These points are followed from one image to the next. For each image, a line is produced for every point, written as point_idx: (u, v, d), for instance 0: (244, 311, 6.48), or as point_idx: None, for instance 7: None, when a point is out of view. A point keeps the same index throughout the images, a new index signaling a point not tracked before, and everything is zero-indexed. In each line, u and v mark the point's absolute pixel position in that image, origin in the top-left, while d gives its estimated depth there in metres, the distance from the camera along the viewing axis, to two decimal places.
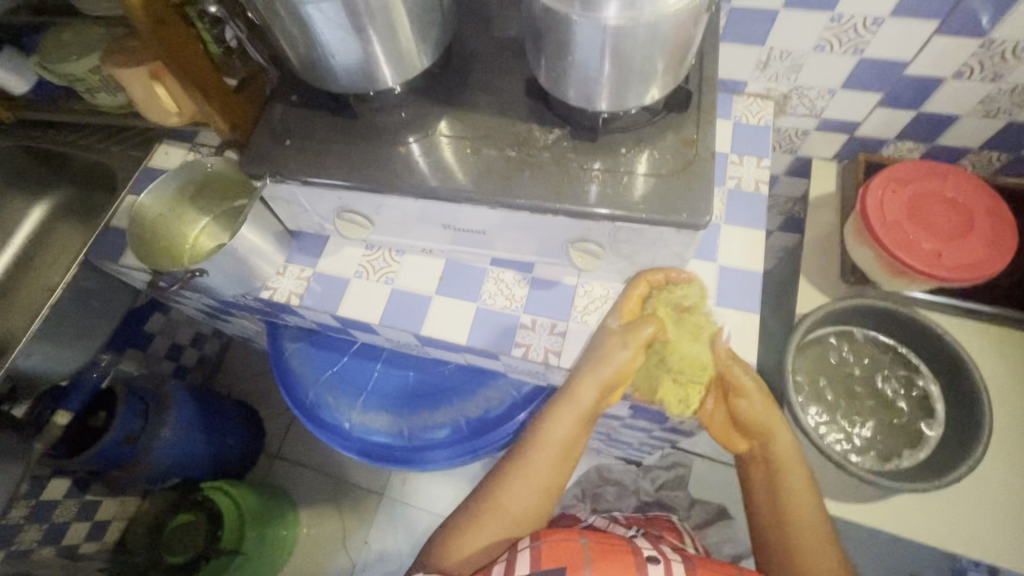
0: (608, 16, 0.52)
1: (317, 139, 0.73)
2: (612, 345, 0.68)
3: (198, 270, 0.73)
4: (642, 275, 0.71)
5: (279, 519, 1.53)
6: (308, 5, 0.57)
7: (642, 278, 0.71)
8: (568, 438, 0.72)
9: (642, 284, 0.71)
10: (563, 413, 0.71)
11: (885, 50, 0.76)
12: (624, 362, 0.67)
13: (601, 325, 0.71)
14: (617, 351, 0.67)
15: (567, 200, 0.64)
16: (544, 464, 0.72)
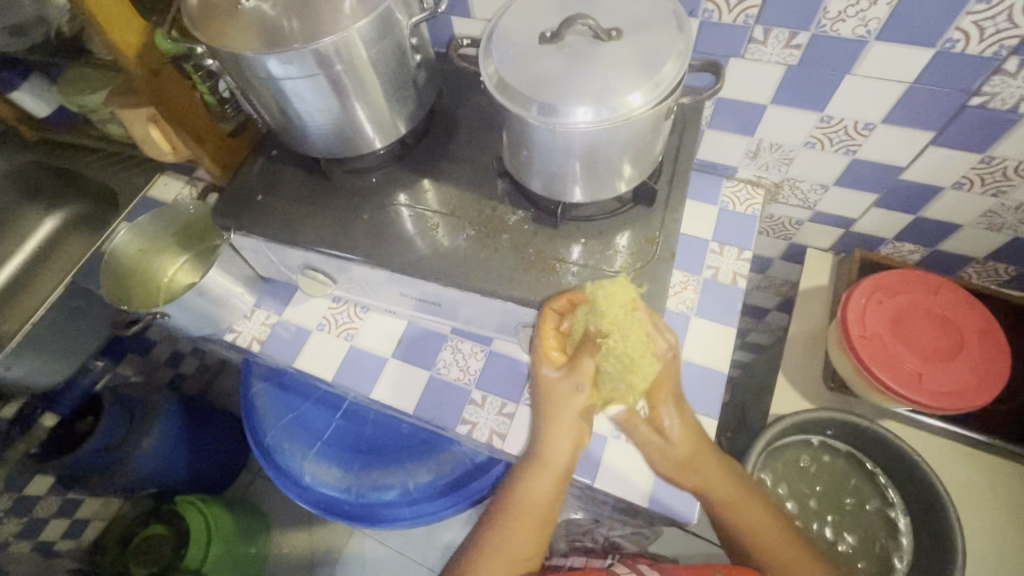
0: (561, 121, 0.52)
1: (290, 197, 0.74)
2: (562, 392, 0.59)
3: (161, 312, 0.74)
4: (548, 307, 0.60)
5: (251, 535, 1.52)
6: (280, 80, 0.59)
7: (545, 307, 0.60)
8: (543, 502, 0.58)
9: (552, 315, 0.60)
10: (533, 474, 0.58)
11: (878, 153, 0.72)
12: (580, 405, 0.58)
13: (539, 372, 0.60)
14: (573, 396, 0.58)
15: (522, 288, 0.63)
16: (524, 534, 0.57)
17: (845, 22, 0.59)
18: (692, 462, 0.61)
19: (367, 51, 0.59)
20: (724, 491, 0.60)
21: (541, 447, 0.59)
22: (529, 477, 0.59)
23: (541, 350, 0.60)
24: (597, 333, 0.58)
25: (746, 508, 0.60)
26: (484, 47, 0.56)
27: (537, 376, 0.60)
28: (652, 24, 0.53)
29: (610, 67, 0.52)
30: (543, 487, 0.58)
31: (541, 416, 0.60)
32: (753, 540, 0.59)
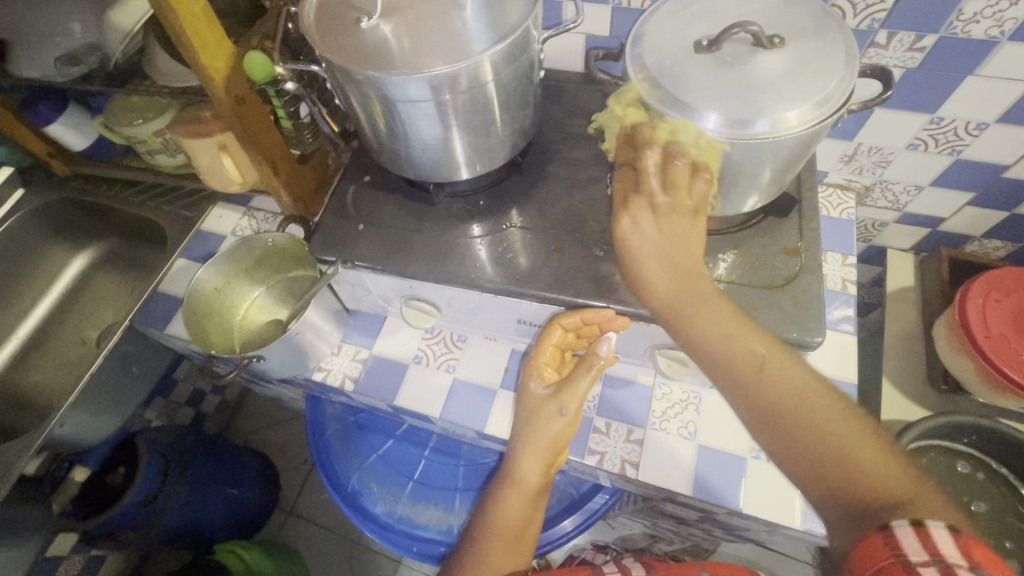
0: (722, 132, 0.49)
1: (390, 225, 0.70)
2: (542, 410, 0.65)
3: (256, 355, 0.68)
4: (556, 319, 0.63)
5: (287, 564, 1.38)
6: (402, 103, 0.55)
7: (555, 322, 0.63)
8: (518, 518, 0.63)
9: (557, 329, 0.63)
10: (505, 493, 0.64)
11: (986, 153, 0.72)
12: (563, 428, 0.64)
13: (526, 387, 0.67)
14: (554, 417, 0.64)
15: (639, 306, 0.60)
16: (495, 549, 0.61)
17: (978, 24, 0.58)
18: (702, 298, 0.50)
19: (498, 68, 0.56)
20: (736, 329, 0.49)
21: (517, 468, 0.64)
22: (504, 501, 0.64)
23: (535, 367, 0.66)
24: (598, 357, 0.61)
25: (761, 347, 0.48)
26: (629, 57, 0.54)
27: (526, 391, 0.67)
28: (809, 32, 0.52)
29: (773, 78, 0.50)
30: (516, 507, 0.63)
31: (522, 435, 0.65)
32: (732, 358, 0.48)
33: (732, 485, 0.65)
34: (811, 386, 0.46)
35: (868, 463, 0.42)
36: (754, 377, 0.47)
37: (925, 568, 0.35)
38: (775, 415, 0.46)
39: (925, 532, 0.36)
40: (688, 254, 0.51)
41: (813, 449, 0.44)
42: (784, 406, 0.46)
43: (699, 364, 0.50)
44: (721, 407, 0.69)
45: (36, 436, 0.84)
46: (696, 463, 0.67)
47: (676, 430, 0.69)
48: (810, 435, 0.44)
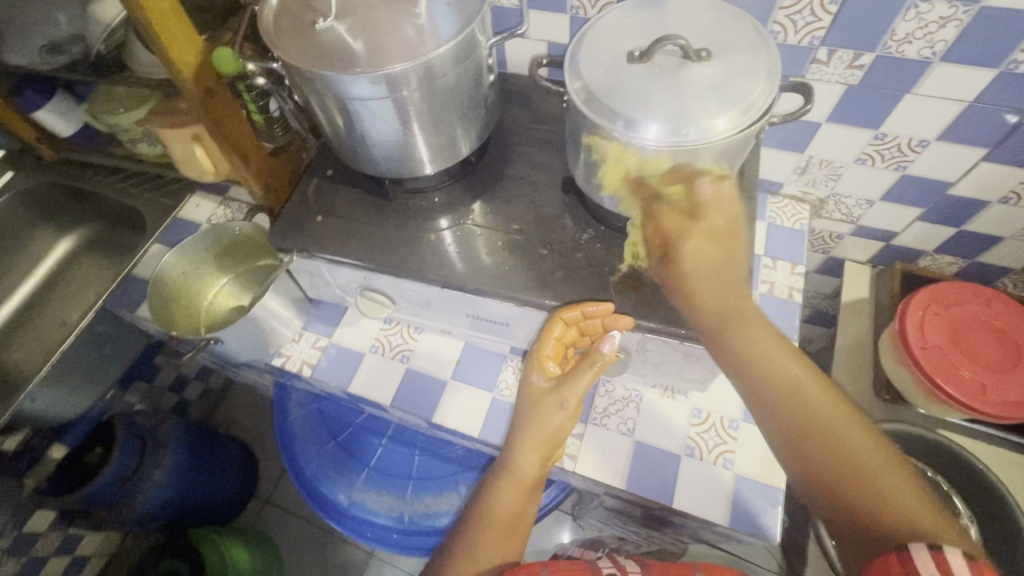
0: (650, 139, 0.52)
1: (349, 218, 0.72)
2: (546, 404, 0.65)
3: (213, 338, 0.71)
4: (557, 313, 0.63)
5: (259, 540, 1.43)
6: (356, 101, 0.58)
7: (555, 315, 0.63)
8: (513, 507, 0.62)
9: (558, 323, 0.63)
10: (502, 482, 0.64)
11: (930, 170, 0.74)
12: (564, 420, 0.65)
13: (529, 379, 0.68)
14: (555, 410, 0.65)
15: (581, 296, 0.63)
16: (490, 540, 0.59)
17: (911, 44, 0.61)
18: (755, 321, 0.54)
19: (446, 71, 0.58)
20: (777, 356, 0.52)
21: (515, 459, 0.65)
22: (497, 492, 0.63)
23: (538, 360, 0.66)
24: (601, 355, 0.62)
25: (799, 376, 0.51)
26: (569, 65, 0.56)
27: (530, 384, 0.67)
28: (739, 46, 0.54)
29: (700, 87, 0.52)
30: (511, 498, 0.63)
31: (522, 427, 0.66)
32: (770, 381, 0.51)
33: (663, 481, 0.67)
34: (846, 416, 0.49)
35: (892, 494, 0.44)
36: (790, 403, 0.50)
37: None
38: (808, 438, 0.49)
39: (940, 557, 0.38)
40: (733, 279, 0.54)
41: (836, 475, 0.46)
42: (818, 433, 0.48)
43: (741, 385, 0.53)
44: (660, 405, 0.71)
45: (3, 412, 0.88)
46: (631, 458, 0.69)
47: (615, 426, 0.71)
48: (835, 463, 0.47)
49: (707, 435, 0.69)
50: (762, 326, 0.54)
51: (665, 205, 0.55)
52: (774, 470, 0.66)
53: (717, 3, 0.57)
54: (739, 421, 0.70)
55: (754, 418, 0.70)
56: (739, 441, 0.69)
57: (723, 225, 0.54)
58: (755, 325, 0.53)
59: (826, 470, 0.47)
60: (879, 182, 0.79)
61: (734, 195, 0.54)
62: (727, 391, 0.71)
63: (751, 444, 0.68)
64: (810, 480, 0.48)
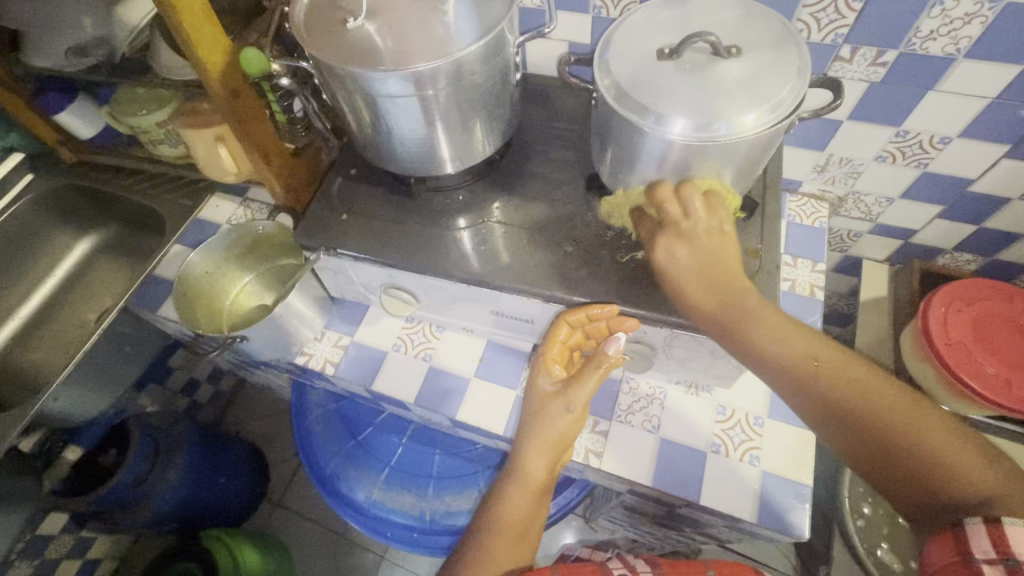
0: (680, 134, 0.52)
1: (373, 216, 0.73)
2: (551, 407, 0.65)
3: (239, 336, 0.72)
4: (563, 316, 0.64)
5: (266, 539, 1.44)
6: (386, 99, 0.59)
7: (561, 318, 0.63)
8: (522, 513, 0.61)
9: (563, 327, 0.64)
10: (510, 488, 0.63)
11: (951, 167, 0.74)
12: (570, 423, 0.65)
13: (533, 383, 0.68)
14: (562, 413, 0.65)
15: (590, 298, 0.63)
16: (502, 546, 0.59)
17: (935, 41, 0.61)
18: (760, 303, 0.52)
19: (475, 69, 0.59)
20: (792, 333, 0.51)
21: (522, 463, 0.64)
22: (508, 498, 0.62)
23: (544, 365, 0.66)
24: (607, 357, 0.63)
25: (818, 354, 0.49)
26: (598, 61, 0.56)
27: (534, 388, 0.67)
28: (767, 43, 0.55)
29: (730, 84, 0.53)
30: (521, 503, 0.62)
31: (529, 431, 0.65)
32: (791, 360, 0.50)
33: (690, 478, 0.67)
34: (880, 385, 0.47)
35: (944, 461, 0.41)
36: (815, 384, 0.48)
37: (992, 566, 0.36)
38: (844, 410, 0.47)
39: (998, 531, 0.36)
40: (725, 268, 0.54)
41: (879, 451, 0.45)
42: (853, 405, 0.46)
43: (763, 371, 0.51)
44: (685, 402, 0.71)
45: (23, 416, 0.87)
46: (657, 455, 0.69)
47: (640, 424, 0.71)
48: (880, 436, 0.45)
49: (732, 432, 0.69)
50: (770, 308, 0.52)
51: (647, 215, 0.60)
52: (800, 466, 0.66)
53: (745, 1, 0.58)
54: (764, 418, 0.70)
55: (780, 415, 0.70)
56: (765, 438, 0.69)
57: (693, 228, 0.55)
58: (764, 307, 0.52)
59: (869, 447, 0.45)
60: (899, 180, 0.79)
61: (716, 204, 0.55)
62: (752, 388, 0.71)
63: (777, 440, 0.68)
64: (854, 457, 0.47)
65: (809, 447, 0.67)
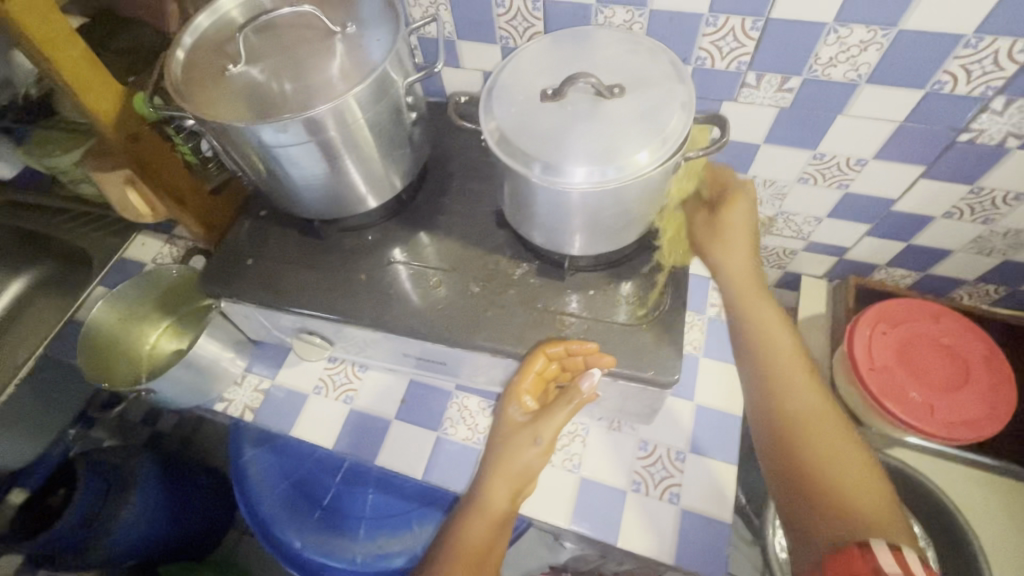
0: (566, 180, 0.50)
1: (282, 261, 0.71)
2: (520, 438, 0.62)
3: (146, 389, 0.70)
4: (541, 347, 0.60)
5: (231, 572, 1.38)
6: (275, 147, 0.57)
7: (539, 350, 0.60)
8: (480, 547, 0.59)
9: (541, 357, 0.60)
10: (470, 517, 0.60)
11: (872, 188, 0.73)
12: (534, 457, 0.62)
13: (503, 410, 0.64)
14: (527, 445, 0.62)
15: (561, 332, 0.62)
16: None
17: (836, 67, 0.60)
18: (763, 295, 0.64)
19: (362, 112, 0.57)
20: (777, 337, 0.62)
21: (482, 494, 0.61)
22: (466, 526, 0.60)
23: (516, 395, 0.63)
24: (580, 392, 0.60)
25: (794, 358, 0.61)
26: (484, 105, 0.55)
27: (505, 416, 0.64)
28: (652, 81, 0.53)
29: (615, 125, 0.51)
30: (479, 534, 0.59)
31: (491, 461, 0.63)
32: (767, 351, 0.61)
33: (608, 519, 0.66)
34: (824, 410, 0.58)
35: (849, 480, 0.53)
36: (785, 381, 0.59)
37: None
38: (787, 415, 0.58)
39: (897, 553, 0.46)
40: (746, 261, 0.64)
41: (812, 462, 0.55)
42: (793, 413, 0.58)
43: (746, 357, 0.63)
44: (606, 439, 0.70)
45: None
46: (576, 495, 0.67)
47: (561, 463, 0.69)
48: (803, 440, 0.56)
49: (653, 468, 0.68)
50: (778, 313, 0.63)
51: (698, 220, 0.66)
52: (719, 503, 0.65)
53: (634, 37, 0.57)
54: (685, 453, 0.68)
55: (699, 450, 0.68)
56: (686, 474, 0.67)
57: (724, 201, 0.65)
58: (762, 296, 0.64)
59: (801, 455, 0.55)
60: (824, 201, 0.78)
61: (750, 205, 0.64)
62: (673, 423, 0.70)
63: (696, 477, 0.67)
64: (782, 458, 0.57)
65: (729, 483, 0.66)
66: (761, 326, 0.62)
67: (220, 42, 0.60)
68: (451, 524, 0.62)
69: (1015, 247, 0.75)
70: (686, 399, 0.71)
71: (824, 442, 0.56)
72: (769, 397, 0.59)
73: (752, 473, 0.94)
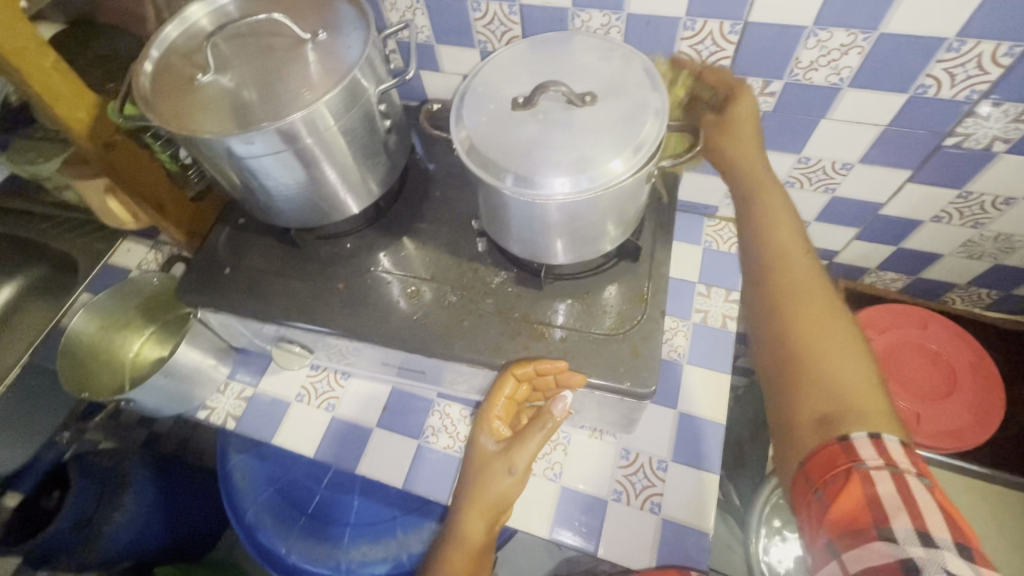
0: (537, 193, 0.49)
1: (261, 272, 0.70)
2: (493, 466, 0.60)
3: (125, 398, 0.70)
4: (509, 368, 0.59)
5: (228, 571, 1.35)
6: (246, 159, 0.56)
7: (508, 371, 0.59)
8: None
9: (510, 380, 0.60)
10: (449, 553, 0.60)
11: (859, 192, 0.72)
12: (510, 486, 0.60)
13: (476, 438, 0.63)
14: (502, 475, 0.60)
15: (532, 354, 0.60)
16: None
17: (817, 71, 0.58)
18: (766, 177, 0.60)
19: (334, 121, 0.56)
20: (777, 217, 0.58)
21: (460, 526, 0.60)
22: (445, 561, 0.60)
23: (487, 420, 0.62)
24: (553, 416, 0.58)
25: (793, 241, 0.57)
26: (455, 114, 0.54)
27: (477, 445, 0.63)
28: (626, 88, 0.52)
29: (588, 134, 0.50)
30: (460, 567, 0.59)
31: (467, 491, 0.62)
32: (767, 230, 0.58)
33: (587, 530, 0.65)
34: (824, 289, 0.54)
35: (840, 361, 0.50)
36: (781, 258, 0.56)
37: (876, 471, 0.45)
38: (781, 289, 0.54)
39: (880, 446, 0.46)
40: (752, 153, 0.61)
41: (804, 339, 0.51)
42: (788, 289, 0.54)
43: (745, 237, 0.59)
44: (587, 448, 0.70)
45: None
46: (557, 505, 0.67)
47: (542, 471, 0.69)
48: (794, 317, 0.53)
49: (634, 477, 0.67)
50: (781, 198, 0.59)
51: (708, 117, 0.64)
52: (700, 513, 0.64)
53: (610, 43, 0.56)
54: (667, 462, 0.68)
55: (680, 458, 0.68)
56: (667, 484, 0.66)
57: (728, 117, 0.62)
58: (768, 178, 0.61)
59: (790, 334, 0.52)
60: (811, 205, 0.77)
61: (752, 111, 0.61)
62: (655, 431, 0.69)
63: (676, 487, 0.66)
64: (771, 336, 0.53)
65: (710, 492, 0.65)
66: (762, 207, 0.59)
67: (190, 50, 0.60)
68: (433, 558, 0.62)
69: (1006, 251, 0.74)
70: (668, 406, 0.71)
71: (817, 320, 0.52)
72: (764, 275, 0.56)
73: (741, 479, 0.93)
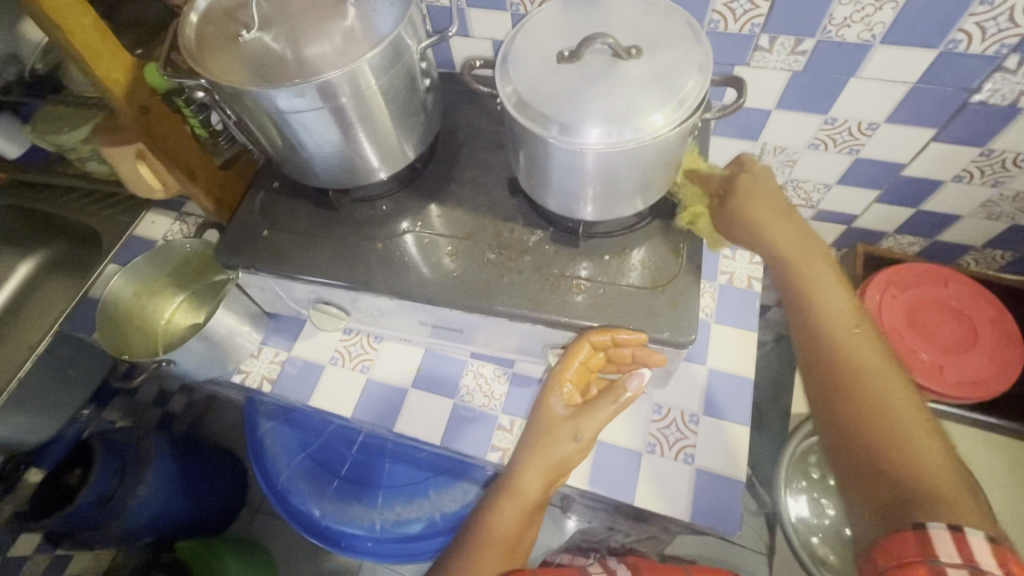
0: (586, 142, 0.51)
1: (297, 234, 0.71)
2: (559, 429, 0.63)
3: (164, 359, 0.71)
4: (586, 335, 0.60)
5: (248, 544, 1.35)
6: (289, 114, 0.57)
7: (584, 338, 0.60)
8: (512, 533, 0.60)
9: (586, 346, 0.61)
10: (503, 503, 0.61)
11: (885, 152, 0.73)
12: (573, 453, 0.62)
13: (544, 400, 0.66)
14: (567, 440, 0.63)
15: (562, 316, 0.62)
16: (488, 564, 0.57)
17: (850, 28, 0.60)
18: (813, 253, 0.58)
19: (377, 78, 0.57)
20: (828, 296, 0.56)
21: (517, 478, 0.62)
22: (497, 508, 0.62)
23: (559, 383, 0.64)
24: (627, 390, 0.61)
25: (847, 317, 0.54)
26: (500, 71, 0.55)
27: (545, 406, 0.65)
28: (669, 41, 0.54)
29: (635, 84, 0.51)
30: (512, 516, 0.61)
31: (529, 449, 0.64)
32: (816, 306, 0.55)
33: (623, 480, 0.67)
34: (884, 370, 0.50)
35: (908, 441, 0.44)
36: (831, 339, 0.53)
37: (952, 567, 0.37)
38: (833, 366, 0.52)
39: (961, 541, 0.38)
40: (792, 239, 0.59)
41: (866, 423, 0.47)
42: (840, 366, 0.51)
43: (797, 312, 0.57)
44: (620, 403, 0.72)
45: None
46: (594, 458, 0.69)
47: None
48: (848, 396, 0.49)
49: (667, 430, 0.69)
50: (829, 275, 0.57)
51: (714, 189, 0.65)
52: (732, 462, 0.66)
53: None
54: (698, 415, 0.70)
55: (711, 411, 0.70)
56: (700, 436, 0.69)
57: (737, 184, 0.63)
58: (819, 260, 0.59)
59: (852, 414, 0.48)
60: (835, 167, 0.78)
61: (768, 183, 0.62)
62: (686, 387, 0.71)
63: (708, 439, 0.68)
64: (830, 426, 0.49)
65: (741, 443, 0.68)
66: (810, 284, 0.56)
67: (231, 8, 0.60)
68: (484, 506, 0.63)
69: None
70: (698, 363, 0.73)
71: (876, 398, 0.48)
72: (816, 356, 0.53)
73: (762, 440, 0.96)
